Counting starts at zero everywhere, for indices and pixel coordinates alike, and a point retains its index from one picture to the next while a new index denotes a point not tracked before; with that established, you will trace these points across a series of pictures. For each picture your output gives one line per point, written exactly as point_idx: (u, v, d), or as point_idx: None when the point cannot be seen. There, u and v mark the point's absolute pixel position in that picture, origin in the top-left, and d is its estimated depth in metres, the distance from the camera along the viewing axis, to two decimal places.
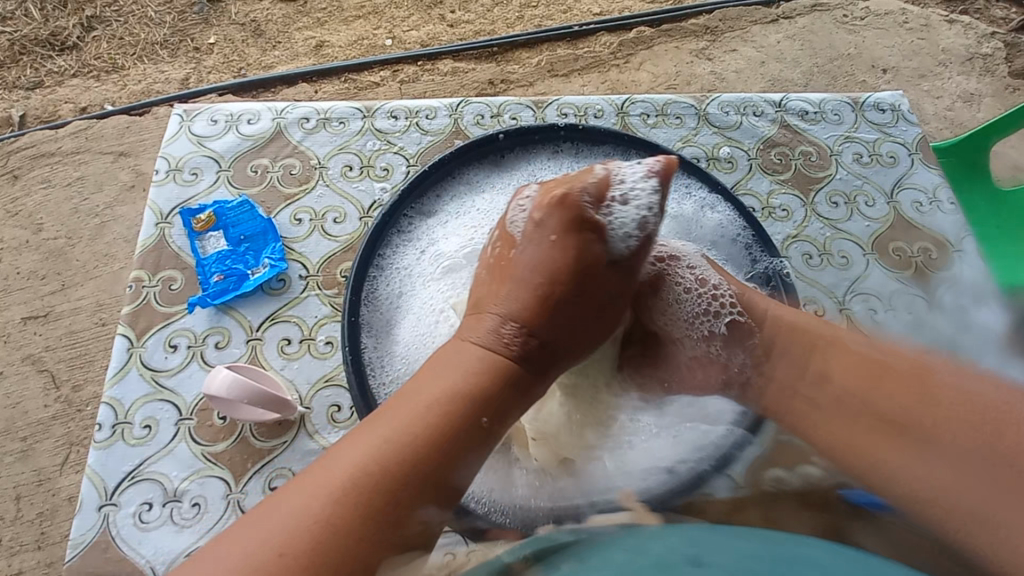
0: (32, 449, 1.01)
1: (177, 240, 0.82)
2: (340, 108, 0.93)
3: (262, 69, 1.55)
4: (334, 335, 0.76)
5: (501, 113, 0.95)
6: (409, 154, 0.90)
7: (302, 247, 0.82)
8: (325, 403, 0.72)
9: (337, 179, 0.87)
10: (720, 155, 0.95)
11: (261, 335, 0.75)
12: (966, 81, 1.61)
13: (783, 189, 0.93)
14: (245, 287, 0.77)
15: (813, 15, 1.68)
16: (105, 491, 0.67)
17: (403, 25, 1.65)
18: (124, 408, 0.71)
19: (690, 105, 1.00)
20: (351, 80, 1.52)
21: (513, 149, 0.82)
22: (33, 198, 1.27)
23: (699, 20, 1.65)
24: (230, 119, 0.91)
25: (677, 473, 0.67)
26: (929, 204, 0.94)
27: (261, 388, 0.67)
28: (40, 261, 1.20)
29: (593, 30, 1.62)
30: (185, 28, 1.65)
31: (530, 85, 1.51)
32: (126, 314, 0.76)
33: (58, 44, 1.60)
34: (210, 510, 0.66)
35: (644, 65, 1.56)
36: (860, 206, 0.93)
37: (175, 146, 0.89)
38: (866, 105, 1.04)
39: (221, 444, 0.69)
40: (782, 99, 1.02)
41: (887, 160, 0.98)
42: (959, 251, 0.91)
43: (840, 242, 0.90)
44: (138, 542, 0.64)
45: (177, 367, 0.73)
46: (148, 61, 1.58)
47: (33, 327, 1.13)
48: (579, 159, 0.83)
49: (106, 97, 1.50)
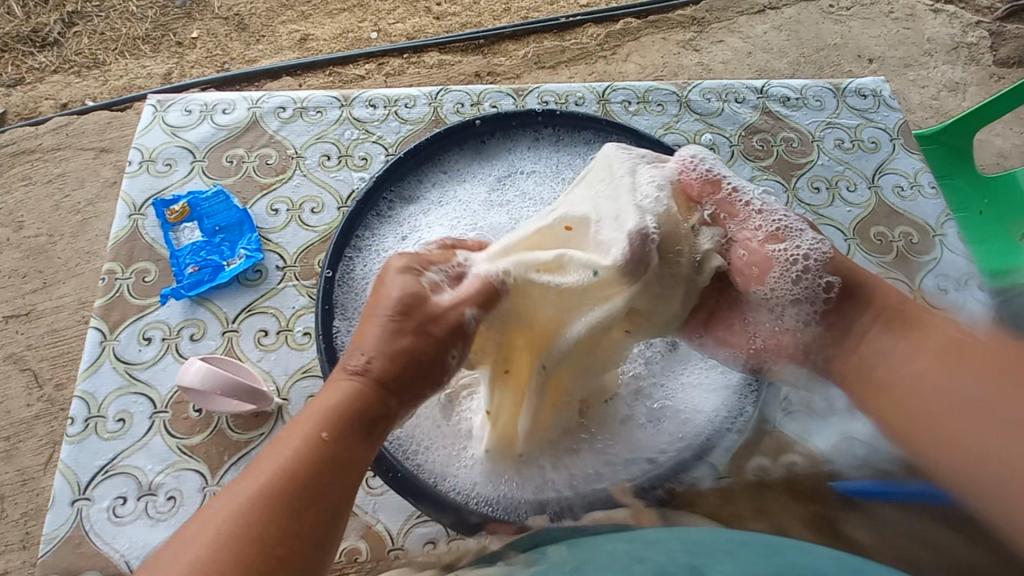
0: (14, 449, 0.99)
1: (151, 232, 0.80)
2: (318, 97, 0.92)
3: (246, 63, 1.53)
4: (312, 326, 0.76)
5: (482, 101, 0.94)
6: (388, 143, 0.89)
7: (279, 238, 0.81)
8: (302, 394, 0.72)
9: (315, 169, 0.86)
10: (702, 142, 0.95)
11: (237, 327, 0.74)
12: (951, 71, 1.61)
13: (765, 174, 0.93)
14: (220, 278, 0.76)
15: (800, 5, 1.68)
16: (78, 485, 0.66)
17: (389, 18, 1.63)
18: (97, 402, 0.70)
19: (672, 92, 0.99)
20: (336, 73, 1.50)
21: (493, 134, 0.81)
22: (13, 195, 1.24)
23: (686, 10, 1.64)
24: (205, 109, 0.90)
25: (659, 460, 0.66)
26: (911, 188, 0.95)
27: (233, 378, 0.67)
28: (20, 259, 1.18)
29: (581, 22, 1.62)
30: (167, 22, 1.62)
31: (517, 78, 1.50)
32: (99, 308, 0.75)
33: (38, 41, 1.57)
34: (186, 503, 0.65)
35: (631, 57, 1.55)
36: (842, 191, 0.93)
37: (149, 137, 0.87)
38: (848, 90, 1.03)
39: (197, 438, 0.68)
40: (764, 85, 1.02)
41: (869, 146, 0.98)
42: (941, 236, 0.91)
43: (822, 227, 0.90)
44: (112, 536, 0.63)
45: (151, 360, 0.72)
46: (130, 56, 1.55)
47: (14, 326, 1.11)
48: (559, 145, 0.82)
49: (87, 93, 1.48)
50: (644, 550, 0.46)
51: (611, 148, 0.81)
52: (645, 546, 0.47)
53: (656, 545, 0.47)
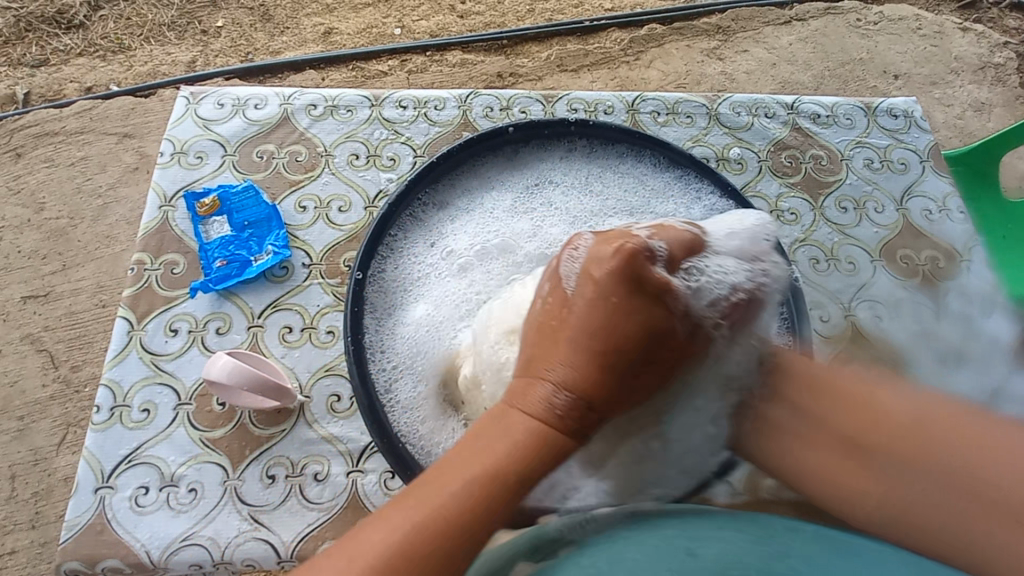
0: (28, 429, 1.00)
1: (180, 224, 0.81)
2: (348, 95, 0.92)
3: (269, 54, 1.54)
4: (335, 325, 0.76)
5: (511, 106, 0.94)
6: (416, 145, 0.89)
7: (306, 235, 0.81)
8: (325, 392, 0.72)
9: (344, 167, 0.87)
10: (729, 156, 0.95)
11: (262, 323, 0.75)
12: (977, 90, 1.60)
13: (792, 192, 0.93)
14: (248, 273, 0.77)
15: (827, 18, 1.66)
16: (102, 474, 0.66)
17: (413, 14, 1.63)
18: (123, 391, 0.71)
19: (701, 104, 0.99)
20: (359, 69, 1.51)
21: (527, 142, 0.81)
22: (36, 176, 1.26)
23: (712, 19, 1.63)
24: (237, 104, 0.90)
25: None
26: (939, 213, 0.94)
27: (257, 373, 0.67)
28: (41, 240, 1.19)
29: (605, 26, 1.61)
30: (193, 10, 1.63)
31: (539, 80, 1.50)
32: (127, 297, 0.76)
33: (64, 22, 1.59)
34: (206, 496, 0.66)
35: (654, 63, 1.55)
36: (870, 212, 0.92)
37: (181, 129, 0.88)
38: (879, 110, 1.03)
39: (219, 431, 0.69)
40: (795, 101, 1.01)
41: (898, 167, 0.97)
42: (967, 261, 0.90)
43: (847, 247, 0.89)
44: (133, 525, 0.64)
45: (177, 351, 0.73)
46: (155, 42, 1.56)
47: (32, 307, 1.12)
48: (592, 158, 0.82)
49: (112, 78, 1.48)
50: (653, 534, 0.45)
51: (644, 163, 0.81)
52: (651, 533, 0.46)
53: (661, 532, 0.46)
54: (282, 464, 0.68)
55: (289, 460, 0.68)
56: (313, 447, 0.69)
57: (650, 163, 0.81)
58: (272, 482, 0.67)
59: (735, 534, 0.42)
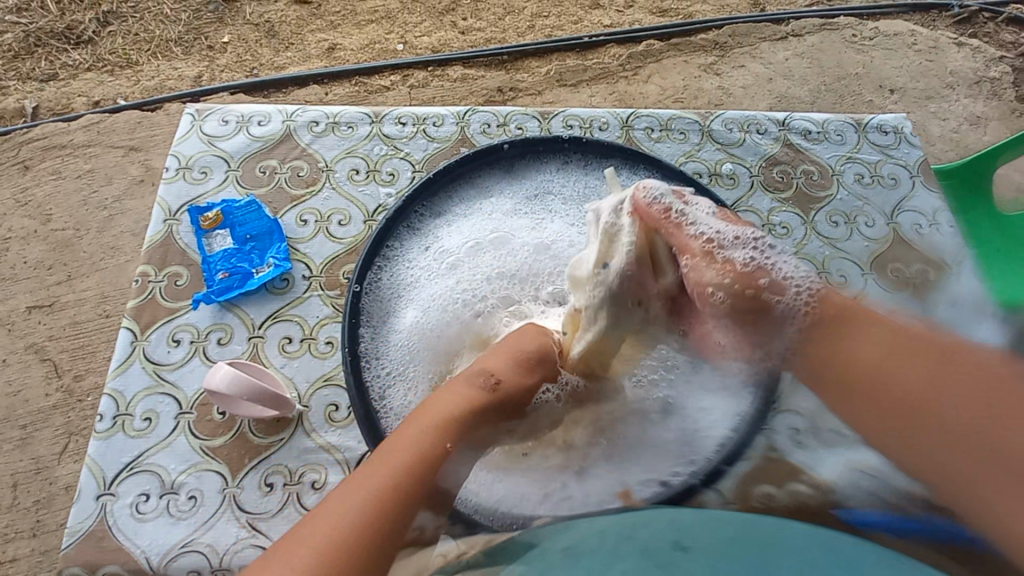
0: (31, 437, 1.02)
1: (184, 237, 0.83)
2: (349, 112, 0.94)
3: (274, 69, 1.57)
4: (334, 335, 0.78)
5: (508, 123, 0.96)
6: (415, 160, 0.92)
7: (307, 248, 0.83)
8: (323, 402, 0.73)
9: (344, 182, 0.89)
10: (722, 171, 0.97)
11: (263, 333, 0.77)
12: (972, 104, 1.62)
13: (784, 206, 0.94)
14: (249, 285, 0.79)
15: (822, 34, 1.69)
16: (104, 481, 0.68)
17: (416, 30, 1.67)
18: (126, 400, 0.72)
19: (694, 120, 1.01)
20: (362, 84, 1.54)
21: (522, 157, 0.83)
22: (43, 188, 1.28)
23: (708, 35, 1.66)
24: (241, 120, 0.93)
25: (673, 483, 0.67)
26: (929, 226, 0.96)
27: (257, 384, 0.68)
28: (47, 251, 1.22)
29: (603, 42, 1.64)
30: (200, 27, 1.67)
31: (538, 94, 1.53)
32: (131, 308, 0.78)
33: (74, 38, 1.63)
34: (205, 504, 0.67)
35: (652, 78, 1.58)
36: (860, 226, 0.94)
37: (186, 144, 0.90)
38: (870, 126, 1.05)
39: (219, 440, 0.70)
40: (786, 118, 1.03)
41: (888, 182, 0.99)
42: (957, 273, 0.92)
43: (838, 261, 0.91)
44: (133, 532, 0.65)
45: (179, 361, 0.75)
46: (162, 57, 1.60)
47: (38, 317, 1.14)
48: (587, 172, 0.84)
49: (120, 92, 1.51)
50: (634, 536, 0.46)
51: (637, 177, 0.83)
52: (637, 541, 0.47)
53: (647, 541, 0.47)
54: (280, 472, 0.69)
55: (287, 468, 0.69)
56: (311, 456, 0.70)
57: (644, 176, 0.83)
58: (271, 490, 0.68)
59: (712, 532, 0.45)
